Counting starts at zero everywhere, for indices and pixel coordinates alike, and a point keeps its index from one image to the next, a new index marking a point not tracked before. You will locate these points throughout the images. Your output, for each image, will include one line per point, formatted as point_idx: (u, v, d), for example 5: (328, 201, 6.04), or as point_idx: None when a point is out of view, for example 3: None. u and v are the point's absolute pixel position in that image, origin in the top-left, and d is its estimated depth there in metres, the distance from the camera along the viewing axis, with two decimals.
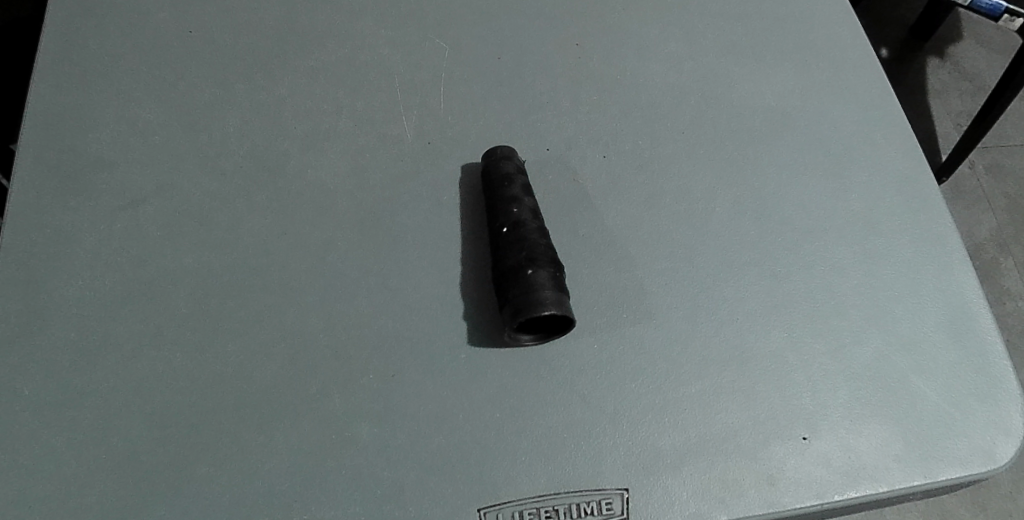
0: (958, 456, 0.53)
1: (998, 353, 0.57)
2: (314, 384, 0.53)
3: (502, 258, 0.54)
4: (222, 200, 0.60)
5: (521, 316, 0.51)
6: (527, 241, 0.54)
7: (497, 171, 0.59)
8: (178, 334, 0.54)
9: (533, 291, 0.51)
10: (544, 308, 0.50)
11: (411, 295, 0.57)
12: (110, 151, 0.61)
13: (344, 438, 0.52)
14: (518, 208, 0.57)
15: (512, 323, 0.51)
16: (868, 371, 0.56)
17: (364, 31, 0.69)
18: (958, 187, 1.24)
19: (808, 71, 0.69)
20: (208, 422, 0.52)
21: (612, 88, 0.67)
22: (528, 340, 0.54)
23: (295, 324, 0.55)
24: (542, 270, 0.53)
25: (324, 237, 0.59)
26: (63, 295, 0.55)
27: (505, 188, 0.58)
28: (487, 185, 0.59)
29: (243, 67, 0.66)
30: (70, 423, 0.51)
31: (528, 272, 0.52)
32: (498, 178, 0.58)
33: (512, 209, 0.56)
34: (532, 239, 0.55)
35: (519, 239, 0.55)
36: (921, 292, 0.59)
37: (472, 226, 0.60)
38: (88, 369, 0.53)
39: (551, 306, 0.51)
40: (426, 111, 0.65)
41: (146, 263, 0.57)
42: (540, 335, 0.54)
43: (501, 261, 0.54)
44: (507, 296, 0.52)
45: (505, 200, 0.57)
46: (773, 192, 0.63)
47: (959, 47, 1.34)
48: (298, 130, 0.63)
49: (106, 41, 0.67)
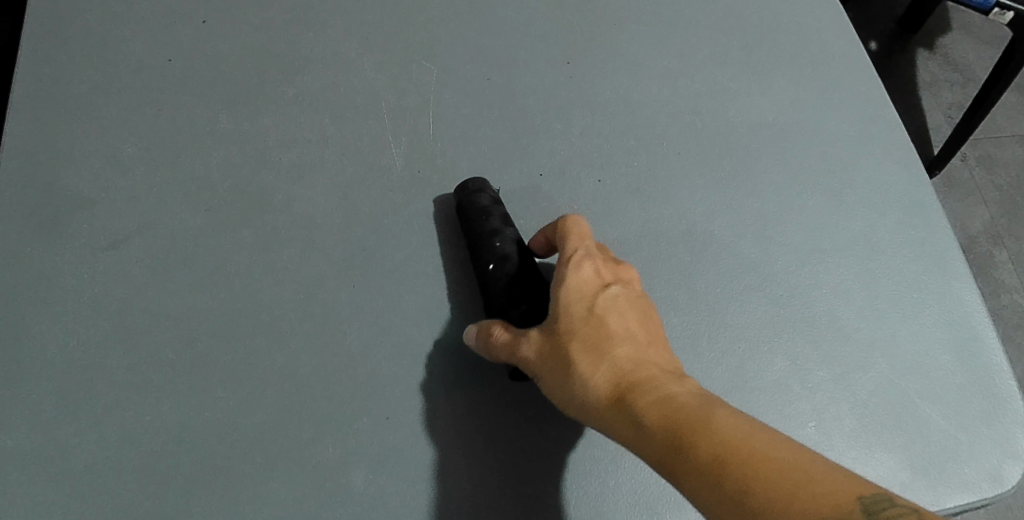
0: (966, 481, 0.54)
1: (1003, 372, 0.58)
2: (307, 429, 0.52)
3: (496, 302, 0.54)
4: (206, 237, 0.58)
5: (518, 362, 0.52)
6: (518, 280, 0.55)
7: (473, 205, 0.58)
8: (163, 381, 0.53)
9: None
10: None
11: (403, 334, 0.56)
12: (90, 189, 0.59)
13: (338, 484, 0.51)
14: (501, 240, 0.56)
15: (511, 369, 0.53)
16: (872, 397, 0.56)
17: (349, 53, 0.67)
18: (952, 179, 1.22)
19: (801, 86, 0.69)
20: (198, 472, 0.51)
21: (604, 108, 0.66)
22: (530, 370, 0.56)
23: (283, 367, 0.54)
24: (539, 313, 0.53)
25: (312, 272, 0.57)
26: (43, 342, 0.53)
27: (484, 222, 0.57)
28: (466, 220, 0.58)
29: (226, 97, 0.64)
30: (56, 479, 0.50)
31: (523, 308, 0.54)
32: (475, 213, 0.58)
33: (495, 245, 0.56)
34: (523, 277, 0.55)
35: (506, 274, 0.55)
36: (925, 313, 0.59)
37: (455, 256, 0.59)
38: (73, 419, 0.51)
39: None
40: (414, 138, 0.63)
41: (131, 306, 0.55)
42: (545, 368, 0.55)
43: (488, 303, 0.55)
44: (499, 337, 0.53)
45: (484, 235, 0.57)
46: (769, 215, 0.62)
47: (949, 39, 1.33)
48: (285, 163, 0.62)
49: (82, 70, 0.64)
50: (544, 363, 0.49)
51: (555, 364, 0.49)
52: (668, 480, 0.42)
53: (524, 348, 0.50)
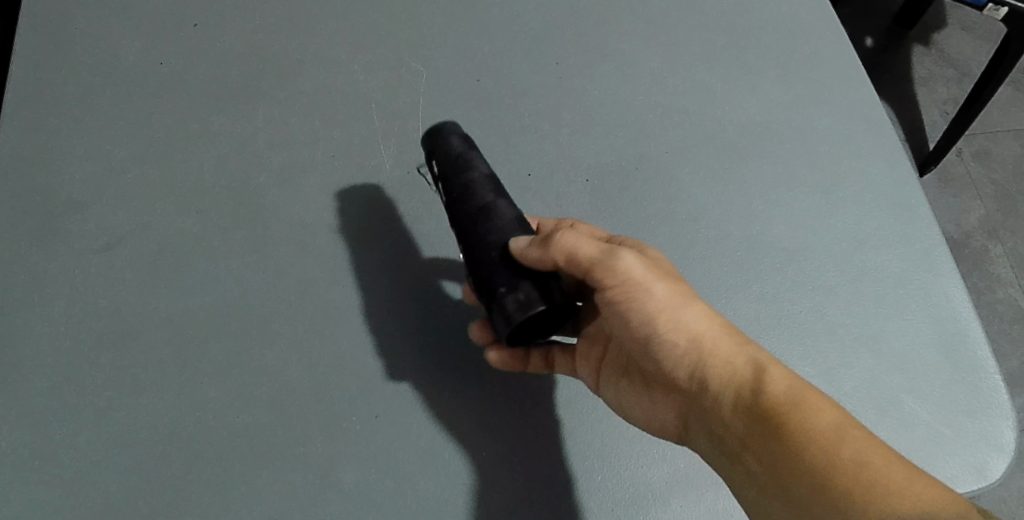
0: (950, 474, 0.54)
1: (988, 367, 0.58)
2: (297, 427, 0.53)
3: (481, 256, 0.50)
4: (198, 239, 0.59)
5: (538, 305, 0.48)
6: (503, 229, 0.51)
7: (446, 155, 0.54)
8: (156, 381, 0.54)
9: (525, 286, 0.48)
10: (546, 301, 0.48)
11: (393, 333, 0.56)
12: (83, 192, 0.60)
13: (327, 481, 0.52)
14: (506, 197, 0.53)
15: (518, 316, 0.48)
16: (856, 393, 0.57)
17: (340, 56, 0.68)
18: (947, 175, 1.23)
19: (789, 85, 0.69)
20: (189, 470, 0.51)
21: (594, 108, 0.67)
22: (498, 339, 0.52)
23: (274, 367, 0.54)
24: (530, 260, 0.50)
25: (303, 272, 0.58)
26: (38, 343, 0.54)
27: (461, 172, 0.53)
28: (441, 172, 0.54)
29: (218, 100, 0.65)
30: (51, 478, 0.51)
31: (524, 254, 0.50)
32: (450, 163, 0.54)
33: (475, 195, 0.52)
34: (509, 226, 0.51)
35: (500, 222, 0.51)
36: (910, 309, 0.60)
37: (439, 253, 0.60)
38: (67, 419, 0.52)
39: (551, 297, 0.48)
40: (405, 139, 0.64)
41: (123, 307, 0.56)
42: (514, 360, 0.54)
43: (497, 248, 0.50)
44: (509, 283, 0.49)
45: (462, 185, 0.53)
46: (758, 213, 0.63)
47: (944, 35, 1.33)
48: (275, 165, 0.62)
49: (75, 74, 0.65)
50: (653, 284, 0.50)
51: (667, 292, 0.50)
52: (779, 413, 0.45)
53: (634, 258, 0.50)
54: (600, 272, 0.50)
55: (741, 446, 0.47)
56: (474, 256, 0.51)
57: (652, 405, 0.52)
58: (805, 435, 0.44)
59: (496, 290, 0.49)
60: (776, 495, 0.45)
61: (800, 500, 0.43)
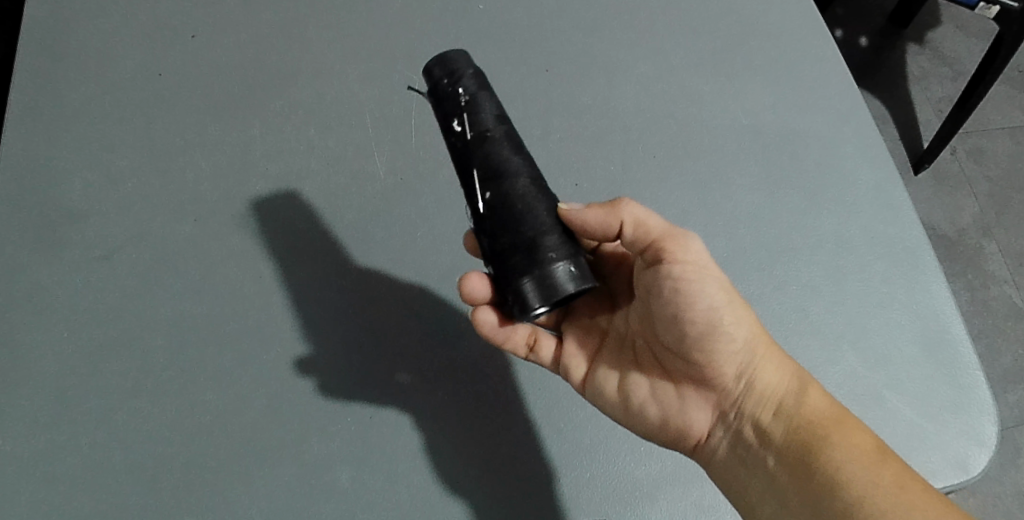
0: (932, 468, 0.56)
1: (970, 364, 0.60)
2: (294, 429, 0.55)
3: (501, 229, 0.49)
4: (197, 246, 0.60)
5: (583, 284, 0.48)
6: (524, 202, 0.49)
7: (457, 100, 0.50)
8: (158, 386, 0.56)
9: (546, 270, 0.48)
10: (565, 288, 0.48)
11: (386, 338, 0.59)
12: (85, 201, 0.62)
13: (323, 480, 0.54)
14: (523, 154, 0.51)
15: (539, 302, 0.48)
16: (841, 389, 0.58)
17: (335, 64, 0.69)
18: (941, 172, 1.24)
19: (776, 88, 0.71)
20: (190, 470, 0.54)
21: (585, 113, 0.68)
22: (505, 308, 0.51)
23: (271, 371, 0.57)
24: (552, 240, 0.49)
25: (298, 280, 0.60)
26: (44, 349, 0.56)
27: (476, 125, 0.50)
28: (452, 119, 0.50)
29: (215, 109, 0.66)
30: (59, 479, 0.53)
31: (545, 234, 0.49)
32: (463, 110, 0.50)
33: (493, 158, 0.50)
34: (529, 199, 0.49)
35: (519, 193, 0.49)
36: (894, 308, 0.62)
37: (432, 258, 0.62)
38: (73, 423, 0.54)
39: (571, 284, 0.48)
40: (398, 146, 0.65)
41: (126, 314, 0.58)
42: (502, 334, 0.54)
43: (528, 220, 0.49)
44: (563, 252, 0.49)
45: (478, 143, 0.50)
46: (745, 214, 0.64)
47: (938, 33, 1.34)
48: (272, 173, 0.64)
49: (76, 85, 0.66)
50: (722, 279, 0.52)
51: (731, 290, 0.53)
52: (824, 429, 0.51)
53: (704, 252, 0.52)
54: (671, 244, 0.51)
55: (774, 451, 0.52)
56: (512, 216, 0.49)
57: (669, 398, 0.55)
58: (850, 449, 0.50)
59: (543, 257, 0.48)
60: (801, 501, 0.50)
61: (827, 507, 0.48)
